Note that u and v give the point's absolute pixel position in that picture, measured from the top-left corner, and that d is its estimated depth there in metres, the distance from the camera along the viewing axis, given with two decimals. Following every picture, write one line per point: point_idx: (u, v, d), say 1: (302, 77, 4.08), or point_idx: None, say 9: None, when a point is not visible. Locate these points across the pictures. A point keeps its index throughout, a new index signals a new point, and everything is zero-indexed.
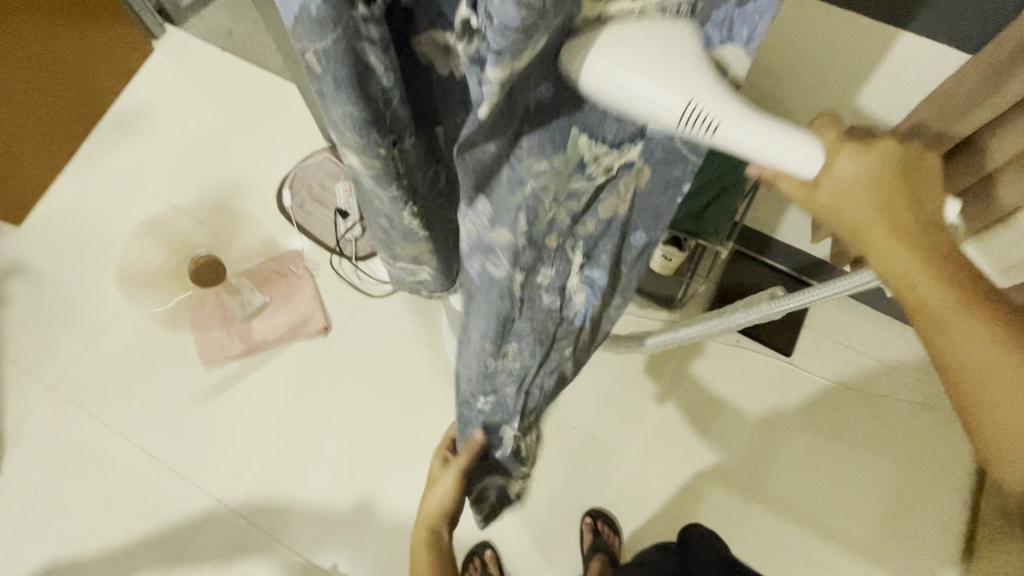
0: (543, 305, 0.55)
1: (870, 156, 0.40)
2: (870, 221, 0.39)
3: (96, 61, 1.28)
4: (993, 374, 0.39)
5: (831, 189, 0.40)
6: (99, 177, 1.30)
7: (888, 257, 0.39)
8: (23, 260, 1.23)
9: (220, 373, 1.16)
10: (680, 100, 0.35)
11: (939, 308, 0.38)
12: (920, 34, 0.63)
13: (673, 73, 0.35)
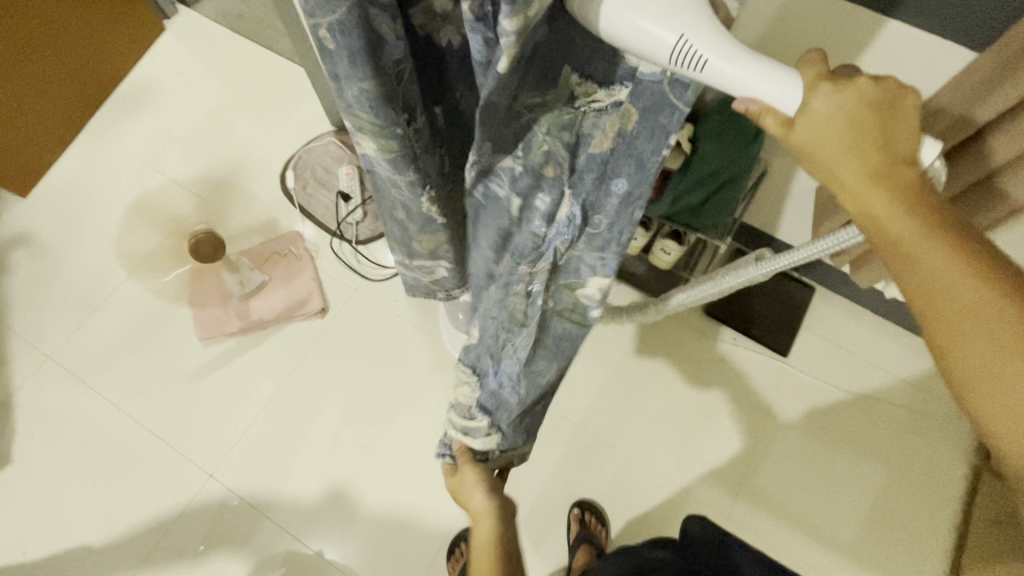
0: (532, 228, 0.55)
1: (845, 98, 0.37)
2: (838, 151, 0.38)
3: (106, 38, 1.34)
4: (973, 311, 0.35)
5: (808, 130, 0.38)
6: (107, 152, 1.35)
7: (859, 194, 0.38)
8: (29, 231, 1.28)
9: (216, 348, 1.20)
10: (672, 35, 0.36)
11: (909, 239, 0.36)
12: (928, 23, 0.62)
13: (665, 3, 0.36)
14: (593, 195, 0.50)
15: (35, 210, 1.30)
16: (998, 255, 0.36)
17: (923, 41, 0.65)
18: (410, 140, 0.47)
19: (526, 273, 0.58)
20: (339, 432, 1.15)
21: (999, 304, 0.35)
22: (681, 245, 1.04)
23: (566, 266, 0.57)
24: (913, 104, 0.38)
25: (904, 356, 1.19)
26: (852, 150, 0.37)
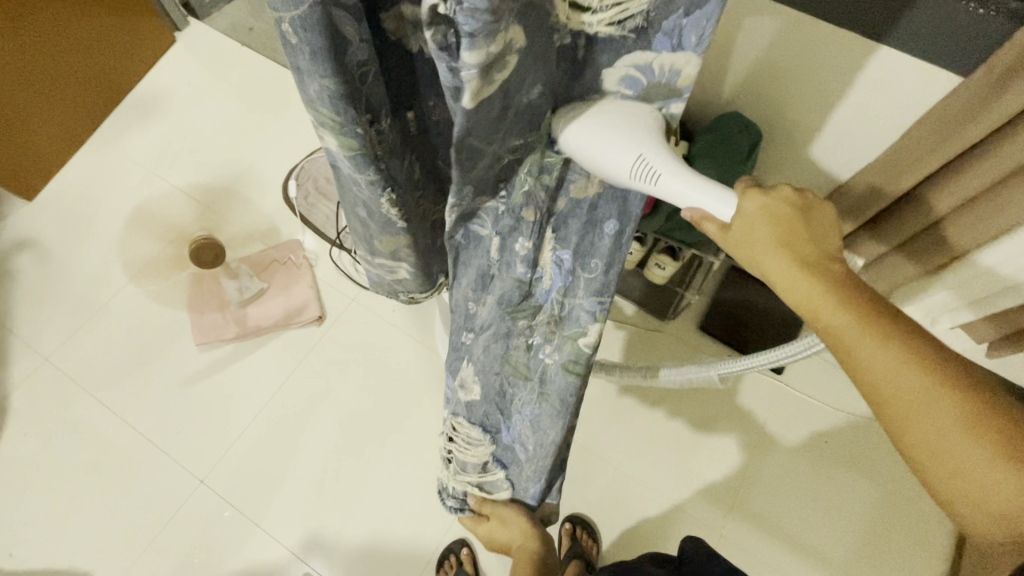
0: (516, 275, 0.57)
1: (771, 199, 0.44)
2: (768, 251, 0.43)
3: (118, 50, 1.37)
4: (917, 397, 0.37)
5: (741, 228, 0.44)
6: (113, 159, 1.37)
7: (793, 286, 0.42)
8: (31, 234, 1.30)
9: (213, 353, 1.20)
10: (627, 155, 0.44)
11: (844, 329, 0.39)
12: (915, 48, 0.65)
13: (624, 134, 0.44)
14: (582, 237, 0.56)
15: (40, 213, 1.32)
16: (937, 342, 0.39)
17: (911, 64, 0.67)
18: (373, 141, 0.49)
19: (525, 323, 0.62)
20: (333, 440, 1.15)
21: (942, 391, 0.37)
22: (676, 261, 1.05)
23: (567, 315, 0.60)
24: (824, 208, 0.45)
25: None
26: (778, 255, 0.42)
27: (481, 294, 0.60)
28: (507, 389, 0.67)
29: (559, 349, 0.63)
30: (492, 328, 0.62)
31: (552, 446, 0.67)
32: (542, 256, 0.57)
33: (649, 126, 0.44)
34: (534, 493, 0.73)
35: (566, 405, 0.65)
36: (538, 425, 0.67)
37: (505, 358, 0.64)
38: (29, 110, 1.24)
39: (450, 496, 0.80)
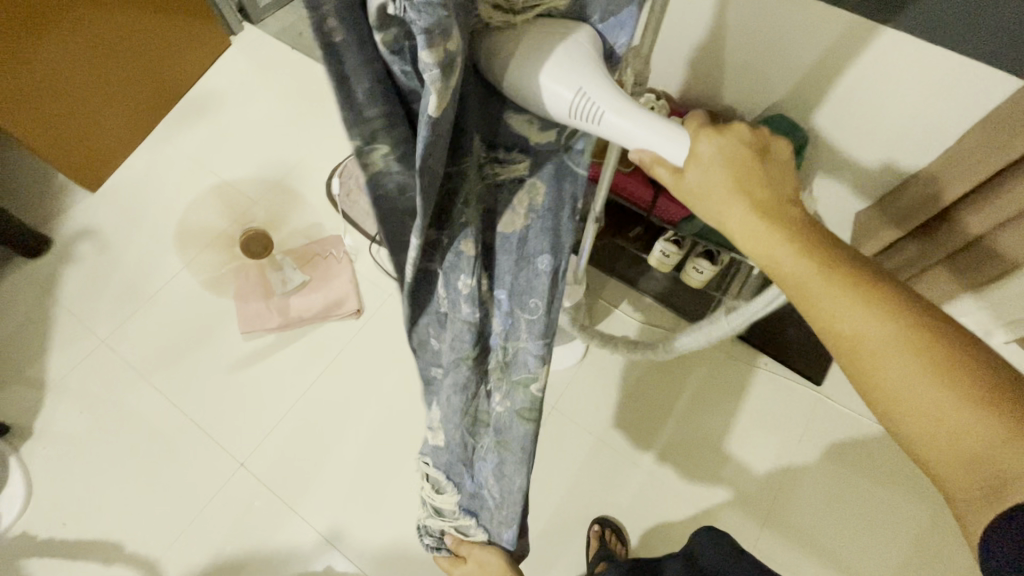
0: (464, 316, 0.54)
1: (724, 143, 0.43)
2: (729, 196, 0.42)
3: (179, 50, 1.45)
4: (881, 345, 0.38)
5: (698, 175, 0.43)
6: (168, 155, 1.44)
7: (753, 235, 0.41)
8: (92, 224, 1.37)
9: (255, 341, 1.25)
10: (569, 92, 0.42)
11: (804, 275, 0.40)
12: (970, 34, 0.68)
13: (565, 65, 0.42)
14: (523, 275, 0.56)
15: (102, 204, 1.39)
16: (889, 280, 0.40)
17: None
18: None
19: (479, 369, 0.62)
20: (367, 431, 1.18)
21: (904, 339, 0.37)
22: (715, 264, 1.04)
23: (514, 361, 0.63)
24: (782, 151, 0.45)
25: None
26: (739, 200, 0.42)
27: (439, 335, 0.57)
28: (470, 440, 0.68)
29: (510, 395, 0.65)
30: (453, 379, 0.60)
31: (519, 493, 0.69)
32: (486, 294, 0.57)
33: (588, 59, 0.43)
34: (507, 538, 0.75)
35: (526, 446, 0.67)
36: (502, 470, 0.68)
37: (461, 405, 0.63)
38: (99, 104, 1.33)
39: (427, 533, 0.80)
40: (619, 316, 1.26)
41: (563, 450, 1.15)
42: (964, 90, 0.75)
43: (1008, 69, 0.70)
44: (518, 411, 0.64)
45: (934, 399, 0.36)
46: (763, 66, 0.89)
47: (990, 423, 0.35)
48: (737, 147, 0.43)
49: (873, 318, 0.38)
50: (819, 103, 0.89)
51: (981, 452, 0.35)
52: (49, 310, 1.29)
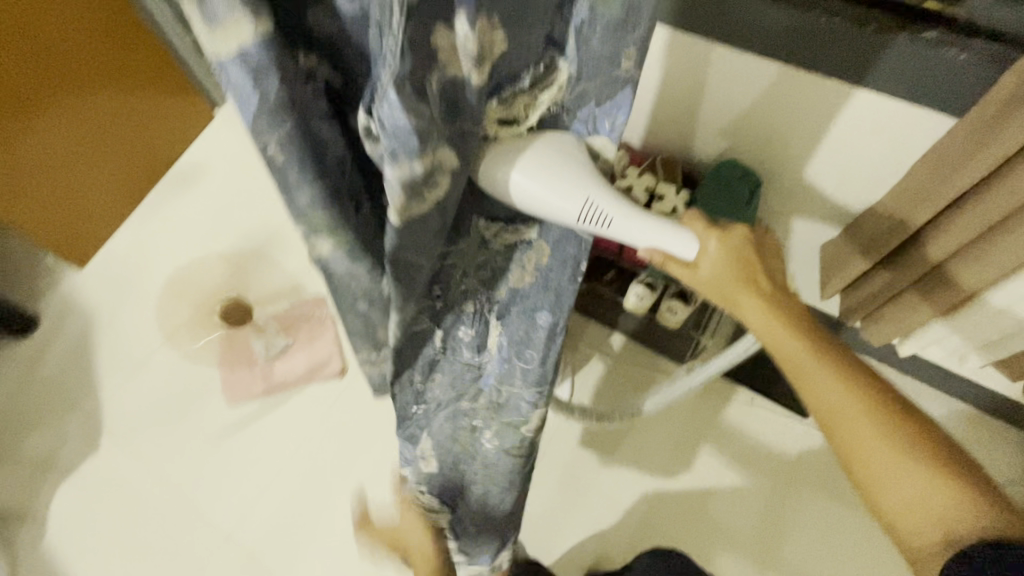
0: (465, 359, 0.60)
1: (732, 241, 0.53)
2: (737, 291, 0.53)
3: (163, 124, 1.50)
4: (854, 415, 0.50)
5: (710, 267, 0.52)
6: (153, 228, 1.48)
7: (757, 320, 0.53)
8: (79, 301, 1.39)
9: (240, 410, 1.25)
10: (576, 202, 0.45)
11: (797, 353, 0.52)
12: (874, 86, 0.74)
13: (563, 180, 0.45)
14: (522, 329, 0.58)
15: (89, 279, 1.42)
16: (858, 360, 0.53)
17: (920, 82, 0.71)
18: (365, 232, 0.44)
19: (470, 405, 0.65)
20: (359, 495, 1.17)
21: (869, 409, 0.50)
22: (688, 306, 1.06)
23: (508, 404, 0.65)
24: (771, 248, 0.57)
25: (933, 413, 1.17)
26: (746, 294, 0.53)
27: (431, 376, 0.60)
28: (461, 463, 0.71)
29: (500, 432, 0.67)
30: (444, 411, 0.65)
31: (501, 507, 0.76)
32: (488, 340, 0.60)
33: (577, 166, 0.46)
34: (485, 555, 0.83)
35: (511, 475, 0.72)
36: (489, 489, 0.73)
37: (454, 435, 0.68)
38: (92, 184, 1.38)
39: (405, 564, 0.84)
40: (601, 359, 1.26)
41: (557, 502, 1.16)
42: (904, 129, 0.78)
43: (937, 107, 0.73)
44: (514, 445, 0.68)
45: (892, 461, 0.49)
46: (713, 114, 0.93)
47: (922, 467, 0.49)
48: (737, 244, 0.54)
49: (847, 388, 0.51)
50: (771, 148, 0.93)
51: (925, 500, 0.48)
52: (36, 388, 1.29)
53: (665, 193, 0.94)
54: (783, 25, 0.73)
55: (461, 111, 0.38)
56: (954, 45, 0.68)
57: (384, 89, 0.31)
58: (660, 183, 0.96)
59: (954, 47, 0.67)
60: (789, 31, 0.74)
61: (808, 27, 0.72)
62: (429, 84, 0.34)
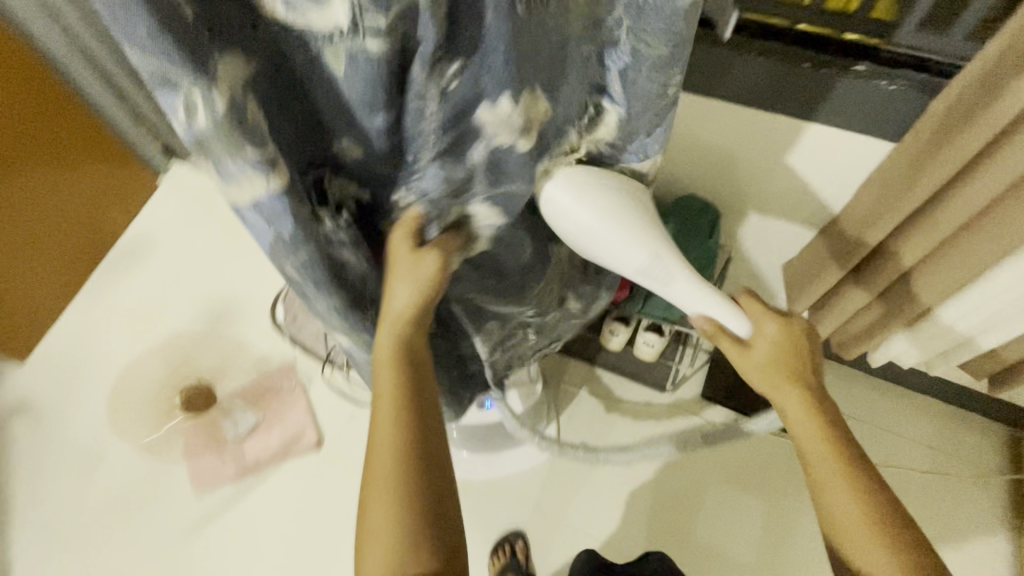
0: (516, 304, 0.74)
1: (785, 332, 0.61)
2: (780, 381, 0.60)
3: (102, 197, 1.42)
4: (861, 525, 0.54)
5: (759, 349, 0.61)
6: (100, 310, 1.39)
7: (791, 411, 0.59)
8: (25, 398, 1.30)
9: (212, 497, 1.17)
10: (644, 259, 0.57)
11: (820, 451, 0.56)
12: (827, 121, 0.77)
13: (637, 238, 0.57)
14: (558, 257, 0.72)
15: (32, 375, 1.32)
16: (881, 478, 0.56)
17: (861, 109, 0.74)
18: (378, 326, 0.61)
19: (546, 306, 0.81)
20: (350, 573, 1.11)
21: (876, 527, 0.53)
22: (663, 337, 1.07)
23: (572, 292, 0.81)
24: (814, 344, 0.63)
25: (905, 414, 1.22)
26: (782, 387, 0.59)
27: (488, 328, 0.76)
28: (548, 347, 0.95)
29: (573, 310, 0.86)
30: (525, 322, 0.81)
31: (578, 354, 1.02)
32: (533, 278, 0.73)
33: (638, 214, 0.58)
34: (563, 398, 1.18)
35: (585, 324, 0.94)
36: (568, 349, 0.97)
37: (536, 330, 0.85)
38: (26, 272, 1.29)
39: None
40: (586, 396, 1.25)
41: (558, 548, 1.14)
42: (847, 154, 0.82)
43: (877, 132, 0.76)
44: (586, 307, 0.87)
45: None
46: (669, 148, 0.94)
47: None
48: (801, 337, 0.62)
49: (846, 498, 0.54)
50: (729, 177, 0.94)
51: None
52: None
53: None
54: (721, 67, 0.75)
55: (507, 175, 0.51)
56: (884, 76, 0.70)
57: (419, 168, 0.48)
58: None
59: (884, 78, 0.70)
60: (727, 70, 0.75)
61: (749, 70, 0.74)
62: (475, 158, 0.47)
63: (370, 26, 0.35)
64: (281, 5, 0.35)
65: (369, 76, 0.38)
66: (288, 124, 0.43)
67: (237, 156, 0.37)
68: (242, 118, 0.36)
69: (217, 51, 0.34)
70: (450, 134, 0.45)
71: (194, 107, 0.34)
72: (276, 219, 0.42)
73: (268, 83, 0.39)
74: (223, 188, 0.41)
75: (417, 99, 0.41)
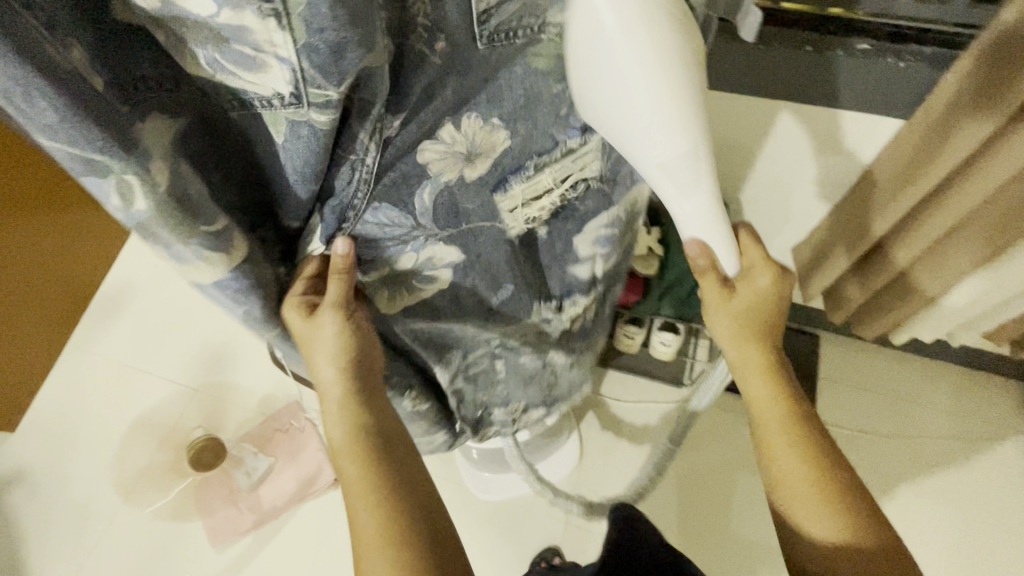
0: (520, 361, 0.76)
1: (772, 284, 0.61)
2: (745, 334, 0.62)
3: (84, 247, 1.34)
4: (790, 460, 0.57)
5: (744, 294, 0.61)
6: (87, 367, 1.33)
7: (743, 357, 0.63)
8: (17, 469, 1.23)
9: (232, 551, 1.13)
10: (683, 146, 0.47)
11: (763, 395, 0.61)
12: (827, 103, 0.74)
13: (683, 122, 0.46)
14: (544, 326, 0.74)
15: (23, 443, 1.25)
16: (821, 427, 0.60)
17: (868, 90, 0.71)
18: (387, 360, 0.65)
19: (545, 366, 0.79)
20: None
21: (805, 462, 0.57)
22: (678, 335, 1.05)
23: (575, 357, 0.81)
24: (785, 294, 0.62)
25: (923, 381, 1.23)
26: (745, 342, 0.62)
27: (488, 377, 0.76)
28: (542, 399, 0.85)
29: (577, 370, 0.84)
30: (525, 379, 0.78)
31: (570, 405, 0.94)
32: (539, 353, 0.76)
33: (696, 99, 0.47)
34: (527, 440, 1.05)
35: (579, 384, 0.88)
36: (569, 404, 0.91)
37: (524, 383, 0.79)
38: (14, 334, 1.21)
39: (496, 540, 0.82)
40: (604, 401, 1.23)
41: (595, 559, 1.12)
42: (858, 138, 0.80)
43: (885, 111, 0.73)
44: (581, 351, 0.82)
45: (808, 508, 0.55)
46: None
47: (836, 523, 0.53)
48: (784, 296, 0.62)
49: (802, 459, 0.57)
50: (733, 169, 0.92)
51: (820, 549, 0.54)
52: None
53: (636, 235, 0.94)
54: (723, 63, 0.72)
55: (462, 210, 0.58)
56: (891, 54, 0.67)
57: (358, 219, 0.51)
58: None
59: (892, 56, 0.67)
60: (732, 66, 0.72)
61: (753, 61, 0.71)
62: (420, 196, 0.54)
63: (315, 97, 0.39)
64: (203, 64, 0.38)
65: (309, 144, 0.42)
66: (229, 181, 0.48)
67: (183, 236, 0.41)
68: (183, 196, 0.40)
69: (138, 118, 0.39)
70: (392, 171, 0.51)
71: (130, 191, 0.37)
72: (241, 299, 0.48)
73: (195, 141, 0.44)
74: (177, 264, 0.44)
75: (357, 153, 0.46)
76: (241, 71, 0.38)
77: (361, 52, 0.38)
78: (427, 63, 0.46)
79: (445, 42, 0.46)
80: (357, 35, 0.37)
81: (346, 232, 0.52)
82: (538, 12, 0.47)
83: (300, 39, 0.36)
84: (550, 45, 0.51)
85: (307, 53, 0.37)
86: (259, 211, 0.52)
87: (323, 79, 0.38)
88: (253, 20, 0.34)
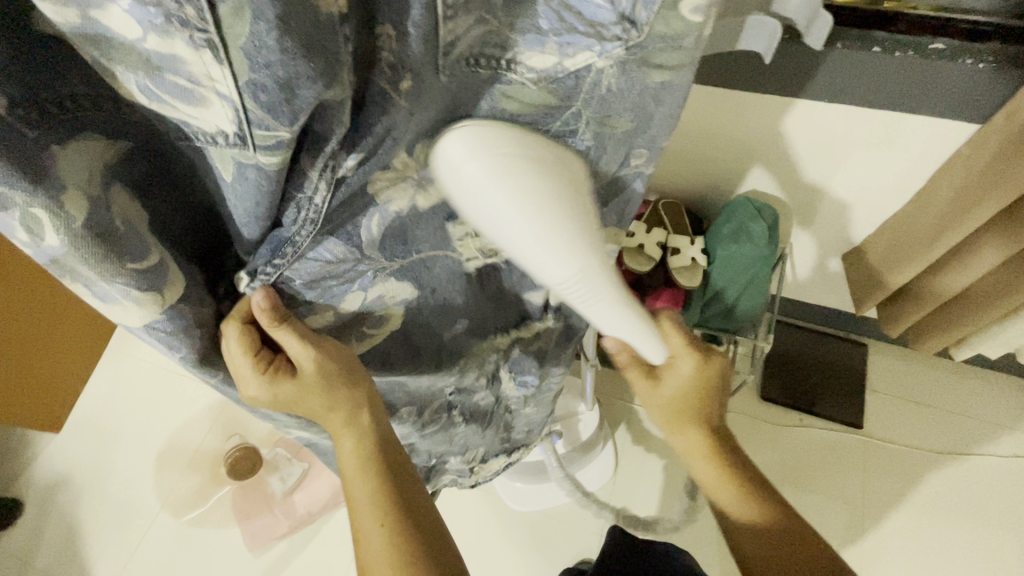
0: (478, 398, 0.71)
1: (699, 366, 0.58)
2: (681, 419, 0.60)
3: None
4: (749, 534, 0.57)
5: (670, 378, 0.58)
6: (127, 369, 1.35)
7: (679, 438, 0.62)
8: (62, 470, 1.26)
9: (267, 555, 1.14)
10: (576, 270, 0.42)
11: (703, 469, 0.60)
12: (886, 106, 0.70)
13: (568, 247, 0.41)
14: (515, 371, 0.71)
15: (68, 444, 1.29)
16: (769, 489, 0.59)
17: (935, 95, 0.66)
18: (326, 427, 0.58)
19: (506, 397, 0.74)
20: None
21: (760, 536, 0.56)
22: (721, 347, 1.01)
23: (539, 391, 0.76)
24: (717, 366, 0.60)
25: (980, 392, 1.17)
26: (680, 424, 0.60)
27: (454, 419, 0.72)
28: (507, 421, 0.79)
29: (533, 403, 0.78)
30: (480, 415, 0.74)
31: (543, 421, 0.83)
32: (505, 382, 0.71)
33: (586, 221, 0.42)
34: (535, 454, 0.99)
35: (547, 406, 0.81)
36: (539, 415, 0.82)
37: (479, 420, 0.75)
38: (58, 347, 1.12)
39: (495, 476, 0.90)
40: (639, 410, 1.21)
41: None
42: (921, 148, 0.75)
43: (954, 115, 0.68)
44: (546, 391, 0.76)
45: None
46: (712, 153, 0.88)
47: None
48: (713, 374, 0.59)
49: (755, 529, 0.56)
50: (781, 176, 0.88)
51: None
52: None
53: (680, 245, 0.90)
54: (779, 67, 0.68)
55: (414, 237, 0.47)
56: (967, 55, 0.61)
57: (297, 258, 0.40)
58: (672, 235, 0.92)
59: (970, 56, 0.61)
60: (792, 67, 0.68)
61: (809, 65, 0.67)
62: (367, 227, 0.43)
63: (263, 139, 0.30)
64: (134, 90, 0.29)
65: (260, 188, 0.33)
66: (179, 210, 0.39)
67: (106, 273, 0.32)
68: (109, 228, 0.32)
69: (56, 142, 0.30)
70: (347, 206, 0.40)
71: (38, 224, 0.29)
72: (176, 343, 0.39)
73: (140, 166, 0.35)
74: (101, 307, 0.35)
75: (303, 190, 0.35)
76: (175, 101, 0.29)
77: (321, 86, 0.28)
78: (396, 106, 0.35)
79: (413, 82, 0.35)
80: (317, 68, 0.28)
81: (264, 277, 0.41)
82: (539, 46, 0.38)
83: (243, 74, 0.27)
84: (537, 89, 0.40)
85: (250, 90, 0.27)
86: (210, 243, 0.42)
87: (272, 119, 0.29)
88: (186, 49, 0.26)
